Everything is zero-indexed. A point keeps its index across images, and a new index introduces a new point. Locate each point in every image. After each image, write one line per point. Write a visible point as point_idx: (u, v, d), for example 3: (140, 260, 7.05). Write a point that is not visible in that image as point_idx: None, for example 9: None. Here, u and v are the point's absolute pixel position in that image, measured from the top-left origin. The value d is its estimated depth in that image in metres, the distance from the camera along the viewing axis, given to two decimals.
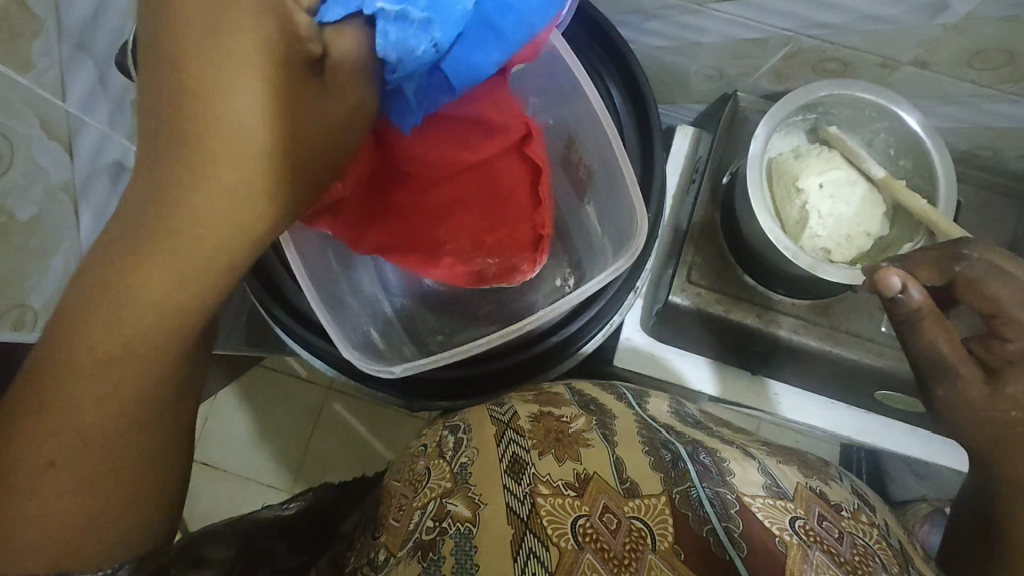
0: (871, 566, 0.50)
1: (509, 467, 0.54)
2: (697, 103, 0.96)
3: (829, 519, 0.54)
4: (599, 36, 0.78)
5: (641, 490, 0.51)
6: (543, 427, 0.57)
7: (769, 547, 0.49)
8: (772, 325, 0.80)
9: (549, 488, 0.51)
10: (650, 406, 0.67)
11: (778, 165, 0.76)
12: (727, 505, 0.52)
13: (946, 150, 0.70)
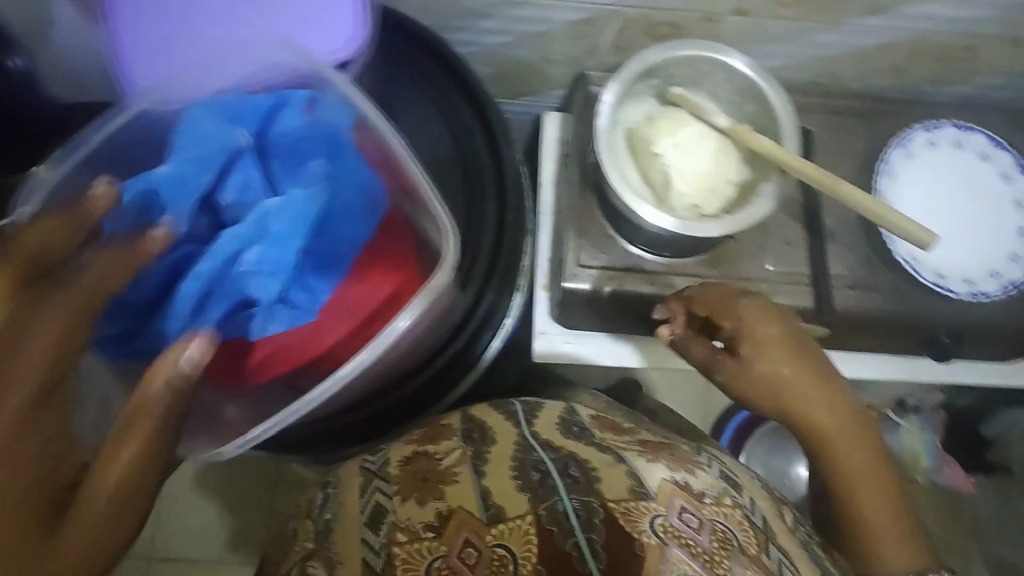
0: (729, 552, 0.55)
1: (371, 517, 0.60)
2: (556, 89, 0.94)
3: (690, 511, 0.58)
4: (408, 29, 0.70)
5: (505, 512, 0.58)
6: (411, 470, 0.62)
7: (627, 553, 0.55)
8: (667, 287, 0.80)
9: (407, 535, 0.57)
10: (537, 421, 0.68)
11: (634, 133, 0.75)
12: (592, 512, 0.57)
13: (783, 89, 0.71)
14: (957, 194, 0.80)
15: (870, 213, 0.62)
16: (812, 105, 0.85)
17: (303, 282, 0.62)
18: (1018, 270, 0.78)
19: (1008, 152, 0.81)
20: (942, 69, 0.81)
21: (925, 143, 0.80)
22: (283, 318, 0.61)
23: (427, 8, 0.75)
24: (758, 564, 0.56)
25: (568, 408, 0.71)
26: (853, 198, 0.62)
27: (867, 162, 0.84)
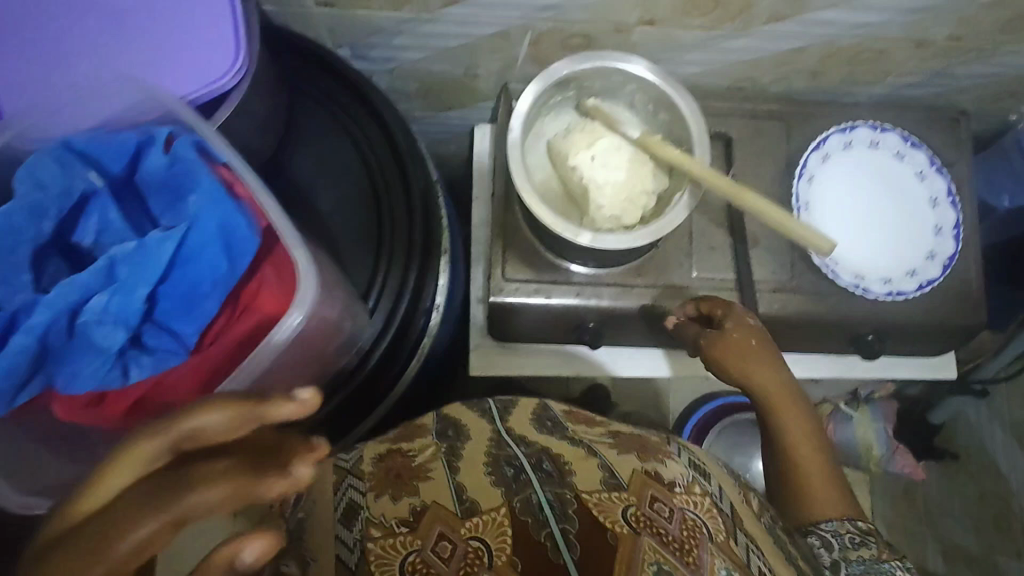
0: (698, 541, 0.52)
1: (344, 515, 0.56)
2: (485, 101, 0.93)
3: (661, 500, 0.55)
4: (297, 42, 0.64)
5: (481, 506, 0.54)
6: (387, 466, 0.60)
7: (600, 542, 0.50)
8: (594, 298, 0.80)
9: (381, 530, 0.53)
10: (511, 419, 0.67)
11: (552, 147, 0.75)
12: (566, 503, 0.54)
13: (692, 98, 0.71)
14: (873, 194, 0.81)
15: (779, 224, 0.62)
16: (736, 110, 0.85)
17: (160, 322, 0.52)
18: (935, 268, 0.80)
19: (922, 151, 0.82)
20: (855, 71, 0.82)
21: (841, 145, 0.81)
22: (147, 361, 0.52)
23: (336, 26, 0.74)
24: (730, 555, 0.53)
25: (544, 407, 0.71)
26: (761, 210, 0.63)
27: (789, 165, 0.84)
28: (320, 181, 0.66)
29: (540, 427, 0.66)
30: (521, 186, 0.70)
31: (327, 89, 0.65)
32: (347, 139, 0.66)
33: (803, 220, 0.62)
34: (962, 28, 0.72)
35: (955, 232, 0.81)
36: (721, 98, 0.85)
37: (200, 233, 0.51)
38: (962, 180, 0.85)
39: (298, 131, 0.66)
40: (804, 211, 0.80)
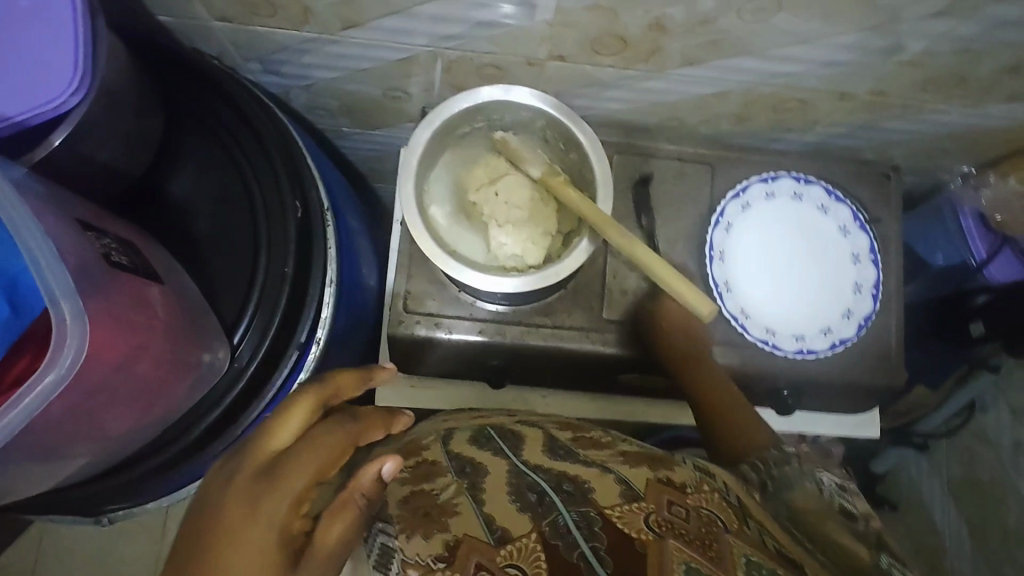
0: (716, 535, 0.50)
1: (377, 560, 0.49)
2: (411, 123, 0.90)
3: (677, 503, 0.53)
4: (183, 62, 0.61)
5: (512, 532, 0.49)
6: (411, 505, 0.53)
7: (631, 554, 0.47)
8: (496, 335, 0.77)
9: (419, 567, 0.46)
10: (520, 444, 0.62)
11: (459, 181, 0.73)
12: (592, 521, 0.49)
13: (599, 140, 0.69)
14: (791, 247, 0.79)
15: (667, 285, 0.61)
16: (661, 150, 0.82)
17: None
18: (850, 327, 0.77)
19: (845, 206, 0.80)
20: (782, 118, 0.80)
21: (762, 194, 0.80)
22: None
23: (238, 40, 0.71)
24: (750, 543, 0.51)
25: (548, 436, 0.64)
26: (651, 266, 0.62)
27: (711, 211, 0.81)
28: (201, 206, 0.64)
29: (552, 450, 0.60)
30: (411, 222, 0.67)
31: (210, 111, 0.63)
32: (229, 163, 0.63)
33: (688, 281, 0.61)
34: (881, 83, 0.71)
35: (873, 290, 0.78)
36: (647, 137, 0.83)
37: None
38: (887, 236, 0.83)
39: (180, 153, 0.64)
40: (717, 260, 0.77)
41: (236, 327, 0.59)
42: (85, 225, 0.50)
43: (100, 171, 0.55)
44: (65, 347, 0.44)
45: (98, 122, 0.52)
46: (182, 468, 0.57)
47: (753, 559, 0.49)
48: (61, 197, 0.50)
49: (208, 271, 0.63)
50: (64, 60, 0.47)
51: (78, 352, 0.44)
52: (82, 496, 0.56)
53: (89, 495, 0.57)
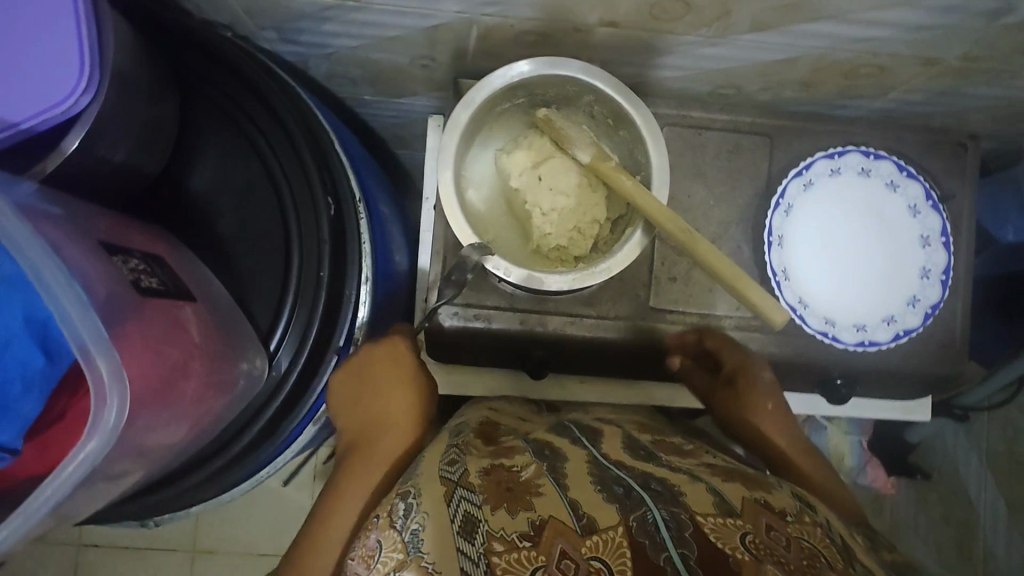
0: (820, 570, 0.42)
1: (462, 527, 0.44)
2: (439, 92, 0.82)
3: (776, 528, 0.45)
4: (196, 42, 0.55)
5: (598, 523, 0.42)
6: (494, 480, 0.48)
7: (721, 559, 0.40)
8: (539, 326, 0.73)
9: (503, 543, 0.41)
10: (604, 444, 0.56)
11: (501, 165, 0.68)
12: (683, 525, 0.42)
13: (654, 118, 0.63)
14: (855, 229, 0.73)
15: (743, 296, 0.57)
16: (712, 121, 0.75)
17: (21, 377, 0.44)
18: (916, 316, 0.72)
19: (918, 183, 0.73)
20: (852, 85, 0.72)
21: (827, 171, 0.73)
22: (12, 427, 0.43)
23: (252, 8, 0.64)
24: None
25: (628, 435, 0.60)
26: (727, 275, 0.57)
27: (768, 189, 0.75)
28: (225, 201, 0.60)
29: (636, 455, 0.54)
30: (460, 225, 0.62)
31: (230, 96, 0.57)
32: (253, 154, 0.59)
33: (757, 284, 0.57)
34: (976, 48, 0.62)
35: (942, 276, 0.73)
36: (700, 107, 0.75)
37: (4, 326, 0.44)
38: (960, 214, 0.76)
39: (199, 142, 0.59)
40: (776, 246, 0.72)
41: (272, 333, 0.56)
42: (107, 247, 0.45)
43: (118, 172, 0.51)
44: (105, 406, 0.39)
45: (114, 119, 0.47)
46: (228, 477, 0.56)
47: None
48: (80, 215, 0.46)
49: (238, 272, 0.59)
50: (69, 54, 0.42)
51: (122, 409, 0.40)
52: (134, 507, 0.55)
53: (139, 506, 0.56)
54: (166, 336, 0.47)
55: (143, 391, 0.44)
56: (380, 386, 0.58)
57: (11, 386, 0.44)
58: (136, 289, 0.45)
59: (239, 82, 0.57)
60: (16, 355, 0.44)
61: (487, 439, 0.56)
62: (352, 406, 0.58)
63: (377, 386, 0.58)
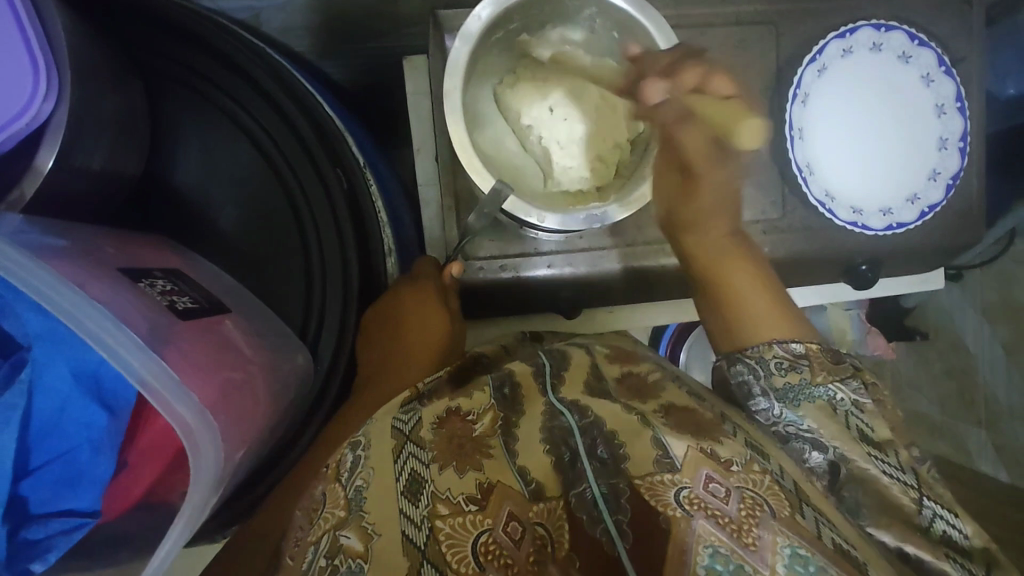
0: (761, 522, 0.38)
1: (406, 487, 0.40)
2: (414, 29, 0.74)
3: (719, 479, 0.40)
4: (161, 18, 0.48)
5: (545, 489, 0.40)
6: (446, 435, 0.42)
7: (651, 525, 0.38)
8: (566, 267, 0.71)
9: (449, 507, 0.38)
10: (565, 380, 0.48)
11: (504, 100, 0.62)
12: (621, 489, 0.40)
13: (665, 22, 0.58)
14: (872, 109, 0.71)
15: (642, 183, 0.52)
16: (716, 15, 0.70)
17: (85, 425, 0.39)
18: (938, 189, 0.72)
19: (930, 50, 0.70)
20: None
21: (839, 53, 0.69)
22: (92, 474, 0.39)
23: None
24: (800, 533, 0.38)
25: (594, 368, 0.51)
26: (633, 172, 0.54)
27: (780, 81, 0.72)
28: (223, 193, 0.54)
29: (602, 393, 0.47)
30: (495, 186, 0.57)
31: (208, 77, 0.51)
32: (241, 135, 0.53)
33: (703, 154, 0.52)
34: None
35: (960, 144, 0.72)
36: (700, 2, 0.70)
37: (54, 390, 0.38)
38: (969, 78, 0.75)
39: (178, 129, 0.53)
40: (798, 140, 0.69)
41: (308, 326, 0.53)
42: (130, 274, 0.40)
43: (99, 180, 0.45)
44: (201, 448, 0.35)
45: (82, 123, 0.41)
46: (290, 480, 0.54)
47: (800, 551, 0.37)
48: (87, 243, 0.40)
49: (256, 269, 0.54)
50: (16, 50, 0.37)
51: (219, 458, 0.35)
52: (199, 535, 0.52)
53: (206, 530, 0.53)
54: (221, 355, 0.42)
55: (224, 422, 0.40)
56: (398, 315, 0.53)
57: (79, 453, 0.39)
58: (179, 314, 0.40)
59: (215, 57, 0.50)
60: (77, 418, 0.39)
61: (460, 381, 0.48)
62: (370, 327, 0.52)
63: (392, 313, 0.52)
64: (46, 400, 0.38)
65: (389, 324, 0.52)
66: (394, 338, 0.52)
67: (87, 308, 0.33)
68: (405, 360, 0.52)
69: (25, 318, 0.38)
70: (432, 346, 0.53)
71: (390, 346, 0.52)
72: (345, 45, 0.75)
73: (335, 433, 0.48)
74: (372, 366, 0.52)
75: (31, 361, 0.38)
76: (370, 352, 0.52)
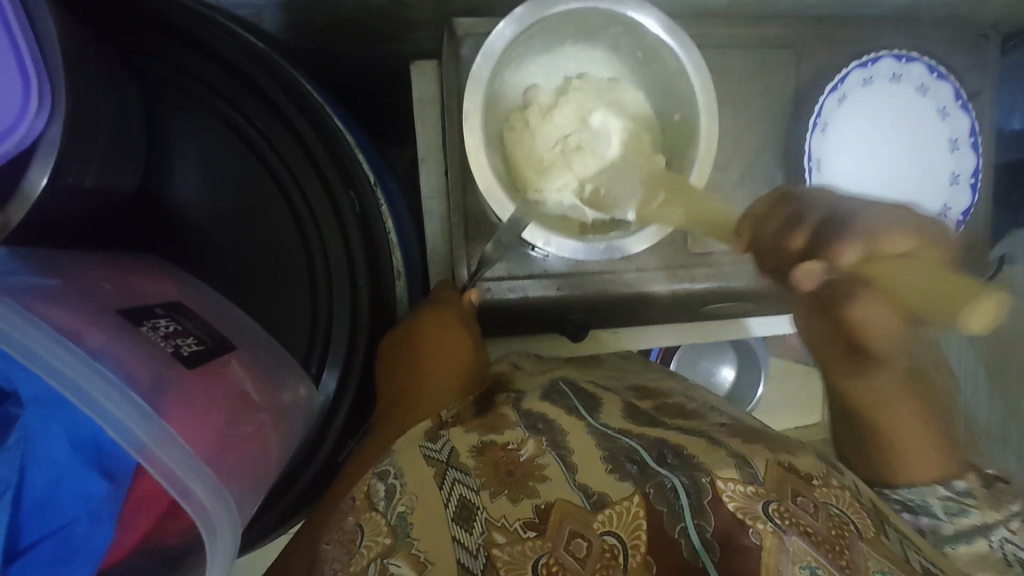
0: (851, 542, 0.36)
1: (456, 514, 0.38)
2: (423, 35, 0.70)
3: (801, 493, 0.38)
4: (166, 30, 0.45)
5: (610, 497, 0.36)
6: (490, 461, 0.40)
7: (740, 534, 0.34)
8: (576, 289, 0.68)
9: (506, 534, 0.35)
10: (603, 414, 0.47)
11: (519, 118, 0.59)
12: (703, 492, 0.36)
13: (694, 47, 0.55)
14: (888, 141, 0.70)
15: (880, 282, 0.35)
16: (736, 37, 0.68)
17: (79, 491, 0.36)
18: (948, 225, 0.71)
19: (947, 84, 0.70)
20: None
21: (859, 82, 0.68)
22: (82, 537, 0.36)
23: None
24: (888, 556, 0.37)
25: (628, 402, 0.50)
26: (848, 266, 0.37)
27: (799, 108, 0.70)
28: (221, 210, 0.50)
29: (643, 421, 0.46)
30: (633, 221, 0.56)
31: (210, 93, 0.48)
32: (243, 147, 0.49)
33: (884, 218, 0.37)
34: None
35: (971, 180, 0.72)
36: (720, 24, 0.68)
37: (50, 459, 0.36)
38: (982, 113, 0.74)
39: (174, 145, 0.49)
40: (815, 171, 0.68)
41: (312, 358, 0.51)
42: (128, 315, 0.37)
43: (92, 198, 0.41)
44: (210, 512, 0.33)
45: (77, 133, 0.37)
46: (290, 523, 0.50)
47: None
48: (81, 280, 0.38)
49: (253, 294, 0.51)
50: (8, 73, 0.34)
51: (228, 529, 0.34)
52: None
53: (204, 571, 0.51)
54: (224, 397, 0.40)
55: (229, 473, 0.38)
56: (416, 345, 0.49)
57: (76, 526, 0.36)
58: (184, 357, 0.38)
59: (221, 73, 0.47)
60: (74, 488, 0.36)
61: (483, 405, 0.47)
62: (388, 356, 0.49)
63: (408, 341, 0.49)
64: (41, 465, 0.36)
65: (407, 354, 0.49)
66: (409, 366, 0.49)
67: (90, 366, 0.32)
68: (421, 390, 0.48)
69: (19, 378, 0.36)
70: (455, 377, 0.49)
71: (409, 377, 0.48)
72: (349, 48, 0.70)
73: (357, 467, 0.46)
74: (391, 398, 0.48)
75: (22, 426, 0.36)
76: (388, 382, 0.49)
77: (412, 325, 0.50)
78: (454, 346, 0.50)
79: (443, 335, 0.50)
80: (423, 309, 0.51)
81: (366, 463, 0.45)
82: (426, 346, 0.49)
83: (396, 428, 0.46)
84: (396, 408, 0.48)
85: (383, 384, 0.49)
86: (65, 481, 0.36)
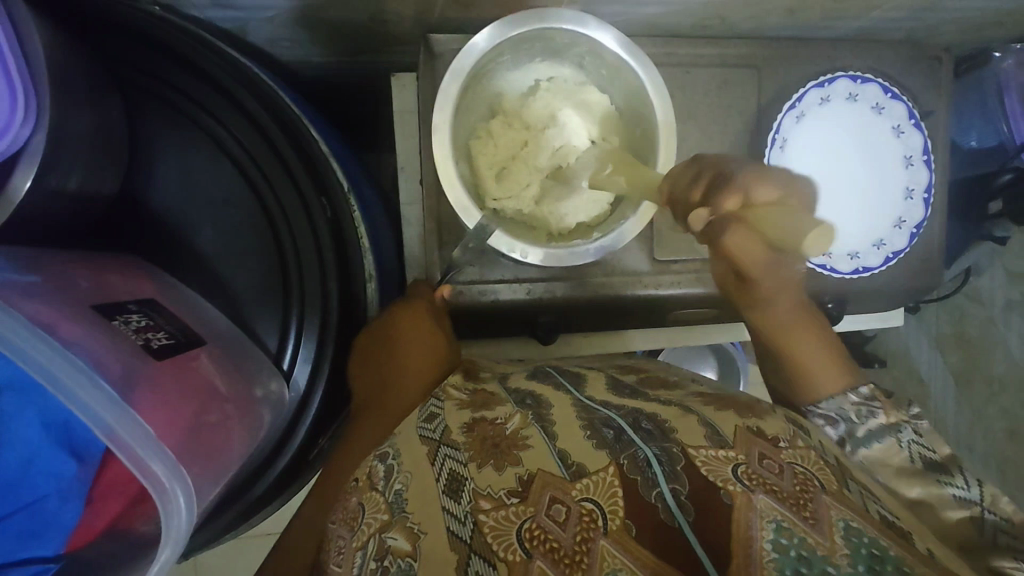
0: (814, 496, 0.39)
1: (447, 486, 0.40)
2: (402, 50, 0.73)
3: (768, 454, 0.41)
4: (144, 42, 0.48)
5: (588, 467, 0.39)
6: (479, 435, 0.42)
7: (714, 499, 0.37)
8: (546, 294, 0.71)
9: (491, 501, 0.38)
10: (590, 387, 0.49)
11: (489, 130, 0.62)
12: (676, 459, 0.39)
13: (653, 66, 0.59)
14: (845, 156, 0.74)
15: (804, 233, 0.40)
16: (700, 57, 0.72)
17: (50, 471, 0.39)
18: (902, 237, 0.75)
19: (902, 103, 0.73)
20: (839, 7, 0.67)
21: (817, 101, 0.72)
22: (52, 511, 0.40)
23: None
24: (852, 507, 0.40)
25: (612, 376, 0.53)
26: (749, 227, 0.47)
27: (761, 125, 0.73)
28: (200, 214, 0.53)
29: (623, 392, 0.49)
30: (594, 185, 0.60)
31: (188, 103, 0.50)
32: (220, 154, 0.52)
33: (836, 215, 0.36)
34: None
35: (925, 195, 0.75)
36: (685, 45, 0.71)
37: (24, 440, 0.39)
38: (936, 130, 0.78)
39: (154, 150, 0.52)
40: None
41: (283, 353, 0.53)
42: (102, 311, 0.40)
43: (73, 203, 0.44)
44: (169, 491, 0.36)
45: (60, 140, 0.40)
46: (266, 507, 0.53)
47: (852, 524, 0.38)
48: (59, 276, 0.41)
49: (229, 295, 0.54)
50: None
51: (189, 509, 0.36)
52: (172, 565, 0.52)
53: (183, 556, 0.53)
54: (190, 393, 0.43)
55: (191, 460, 0.40)
56: (391, 338, 0.52)
57: (46, 502, 0.39)
58: (155, 351, 0.41)
59: (198, 84, 0.49)
60: (44, 469, 0.39)
61: (468, 379, 0.50)
62: (367, 352, 0.52)
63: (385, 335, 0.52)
64: (16, 446, 0.39)
65: (385, 348, 0.51)
66: (388, 358, 0.51)
67: (59, 352, 0.34)
68: (401, 380, 0.51)
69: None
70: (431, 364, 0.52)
71: (384, 368, 0.51)
72: (331, 61, 0.73)
73: (353, 452, 0.49)
74: (371, 389, 0.51)
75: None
76: (365, 374, 0.52)
77: (390, 319, 0.53)
78: (430, 337, 0.53)
79: (418, 327, 0.53)
80: (399, 305, 0.54)
81: (364, 451, 0.48)
82: (405, 339, 0.52)
83: (388, 417, 0.49)
84: (378, 399, 0.50)
85: (361, 377, 0.52)
86: (38, 460, 0.39)
